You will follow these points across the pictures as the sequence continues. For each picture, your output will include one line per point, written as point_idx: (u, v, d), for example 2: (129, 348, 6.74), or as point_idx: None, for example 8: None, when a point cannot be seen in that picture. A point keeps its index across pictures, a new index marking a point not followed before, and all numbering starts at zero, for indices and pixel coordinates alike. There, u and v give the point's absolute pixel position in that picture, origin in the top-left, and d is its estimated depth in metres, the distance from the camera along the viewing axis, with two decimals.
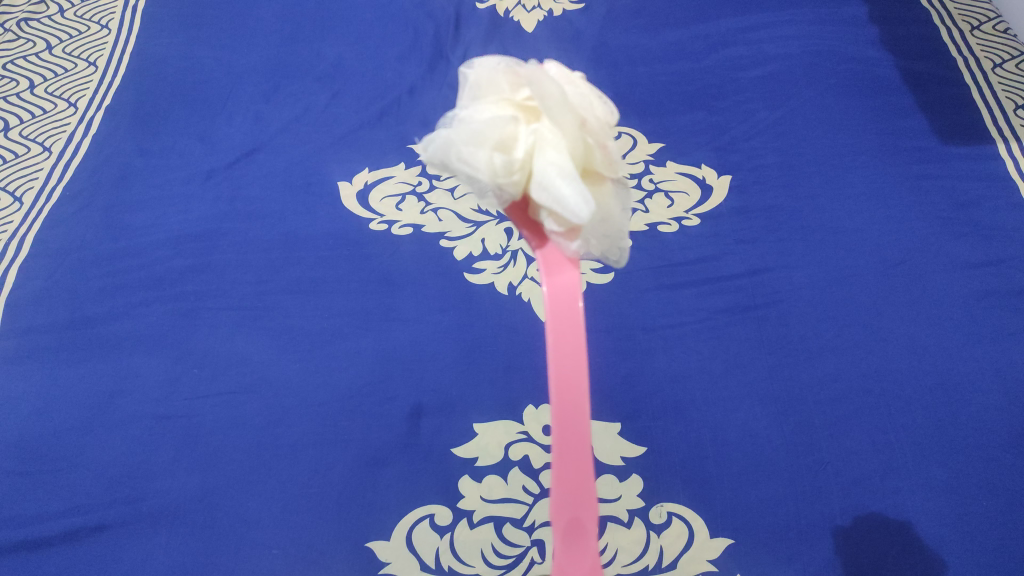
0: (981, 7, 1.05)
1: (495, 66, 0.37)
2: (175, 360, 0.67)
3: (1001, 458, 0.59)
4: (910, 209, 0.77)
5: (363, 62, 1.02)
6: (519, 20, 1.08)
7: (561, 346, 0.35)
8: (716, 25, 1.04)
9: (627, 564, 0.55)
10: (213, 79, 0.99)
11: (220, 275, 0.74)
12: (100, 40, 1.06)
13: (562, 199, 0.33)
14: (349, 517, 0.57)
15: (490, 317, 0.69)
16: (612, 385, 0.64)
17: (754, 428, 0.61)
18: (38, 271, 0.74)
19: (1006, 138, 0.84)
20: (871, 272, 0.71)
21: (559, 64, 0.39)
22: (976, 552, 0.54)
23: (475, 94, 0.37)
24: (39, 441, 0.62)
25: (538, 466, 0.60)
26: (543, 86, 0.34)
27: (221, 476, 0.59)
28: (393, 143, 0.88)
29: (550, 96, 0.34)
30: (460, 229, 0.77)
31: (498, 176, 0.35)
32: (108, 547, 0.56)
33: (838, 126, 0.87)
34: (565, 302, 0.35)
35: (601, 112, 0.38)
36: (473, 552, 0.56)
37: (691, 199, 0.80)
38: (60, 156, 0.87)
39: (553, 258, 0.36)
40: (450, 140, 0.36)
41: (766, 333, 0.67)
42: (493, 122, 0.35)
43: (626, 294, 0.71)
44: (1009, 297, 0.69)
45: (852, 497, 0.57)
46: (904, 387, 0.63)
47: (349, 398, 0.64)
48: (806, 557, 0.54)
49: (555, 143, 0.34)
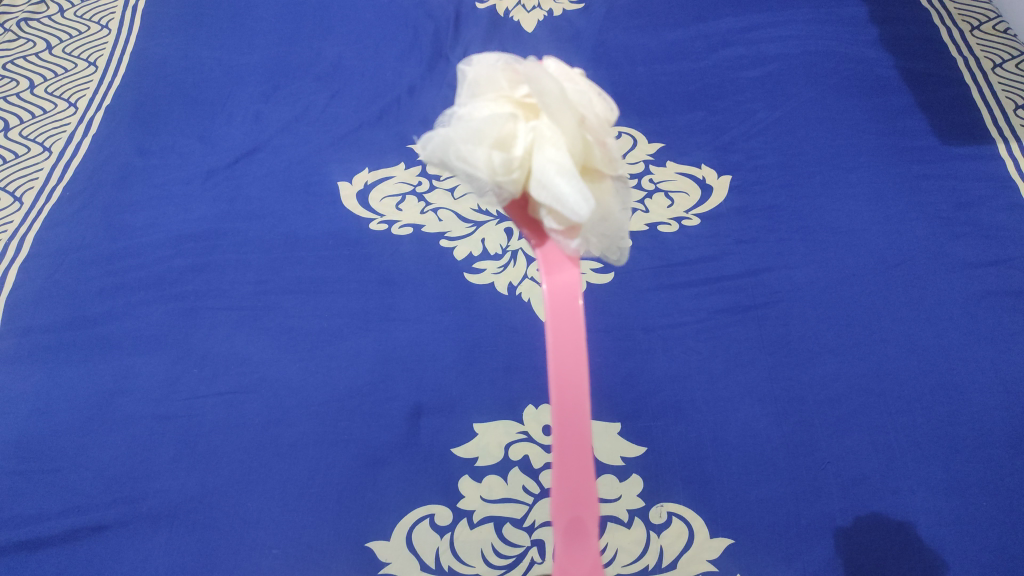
0: (981, 7, 1.05)
1: (494, 62, 0.37)
2: (175, 360, 0.67)
3: (1001, 458, 0.59)
4: (910, 209, 0.77)
5: (363, 62, 1.02)
6: (518, 20, 1.08)
7: (561, 345, 0.35)
8: (716, 25, 1.04)
9: (627, 564, 0.55)
10: (213, 79, 0.99)
11: (220, 275, 0.74)
12: (100, 40, 1.06)
13: (562, 197, 0.33)
14: (349, 517, 0.57)
15: (490, 317, 0.69)
16: (612, 385, 0.64)
17: (754, 428, 0.61)
18: (38, 271, 0.74)
19: (1006, 138, 0.84)
20: (872, 273, 0.71)
21: (558, 61, 0.39)
22: (976, 552, 0.54)
23: (473, 91, 0.37)
24: (39, 441, 0.62)
25: (538, 466, 0.60)
26: (542, 83, 0.34)
27: (221, 476, 0.59)
28: (393, 143, 0.89)
29: (550, 94, 0.34)
30: (460, 229, 0.77)
31: (497, 174, 0.35)
32: (108, 548, 0.56)
33: (838, 125, 0.87)
34: (565, 301, 0.35)
35: (601, 108, 0.38)
36: (473, 552, 0.56)
37: (691, 199, 0.80)
38: (60, 155, 0.87)
39: (552, 256, 0.36)
40: (449, 138, 0.35)
41: (765, 333, 0.67)
42: (492, 119, 0.35)
43: (626, 294, 0.71)
44: (1009, 297, 0.69)
45: (852, 497, 0.57)
46: (903, 386, 0.63)
47: (349, 398, 0.64)
48: (806, 557, 0.54)
49: (554, 140, 0.34)
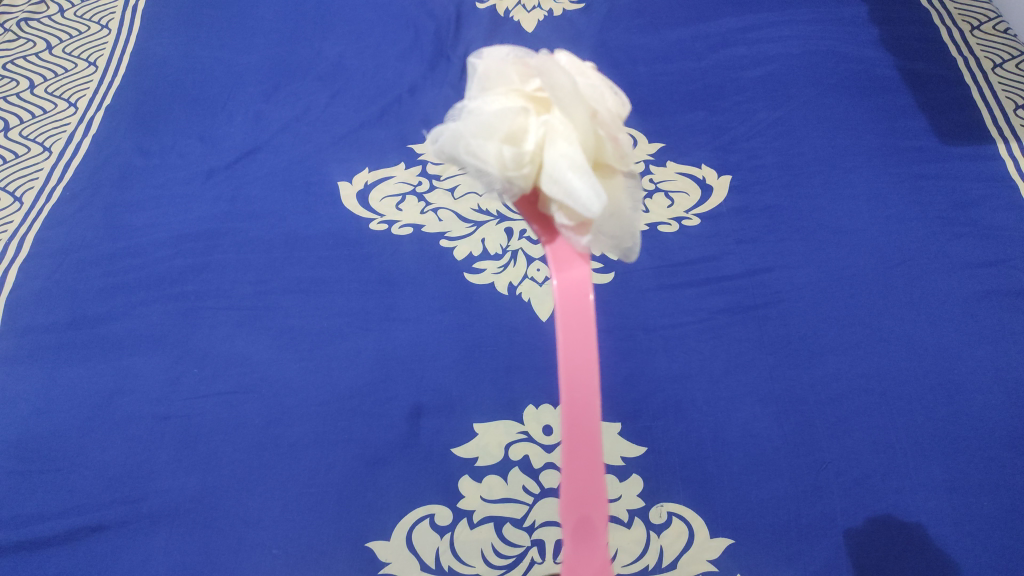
0: (981, 7, 1.05)
1: (505, 56, 0.37)
2: (175, 360, 0.67)
3: (1002, 459, 0.59)
4: (911, 209, 0.77)
5: (363, 62, 1.02)
6: (518, 20, 1.07)
7: (571, 340, 0.35)
8: (717, 25, 1.04)
9: (627, 564, 0.55)
10: (213, 79, 0.99)
11: (220, 275, 0.74)
12: (100, 40, 1.06)
13: (573, 192, 0.33)
14: (349, 516, 0.57)
15: (490, 317, 0.69)
16: (612, 386, 0.64)
17: (754, 428, 0.61)
18: (38, 271, 0.74)
19: (1005, 138, 0.84)
20: (872, 273, 0.71)
21: (569, 54, 0.39)
22: (977, 552, 0.54)
23: (483, 85, 0.37)
24: (40, 442, 0.62)
25: (538, 466, 0.60)
26: (554, 76, 0.34)
27: (221, 476, 0.59)
28: (393, 142, 0.89)
29: (561, 87, 0.34)
30: (460, 228, 0.77)
31: (507, 169, 0.35)
32: (108, 548, 0.56)
33: (839, 125, 0.87)
34: (576, 297, 0.35)
35: (612, 103, 0.38)
36: (473, 552, 0.56)
37: (691, 199, 0.80)
38: (60, 155, 0.87)
39: (562, 253, 0.36)
40: (459, 132, 0.35)
41: (765, 334, 0.67)
42: (502, 114, 0.35)
43: (627, 294, 0.71)
44: (1009, 297, 0.69)
45: (853, 497, 0.57)
46: (904, 386, 0.63)
47: (349, 398, 0.64)
48: (806, 557, 0.54)
49: (566, 135, 0.34)
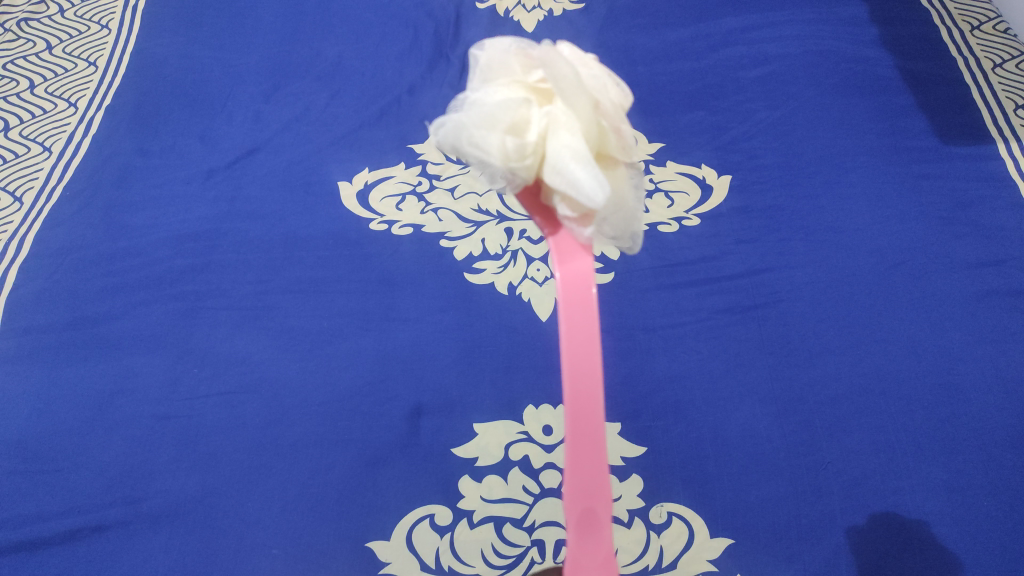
0: (980, 7, 1.05)
1: (507, 47, 0.37)
2: (175, 360, 0.67)
3: (1001, 459, 0.59)
4: (910, 209, 0.77)
5: (363, 61, 1.02)
6: (518, 20, 1.07)
7: (573, 333, 0.35)
8: (717, 25, 1.04)
9: (627, 564, 0.55)
10: (212, 79, 0.99)
11: (220, 275, 0.74)
12: (100, 40, 1.06)
13: (576, 183, 0.33)
14: (349, 517, 0.57)
15: (490, 317, 0.69)
16: (612, 386, 0.64)
17: (754, 428, 0.61)
18: (38, 271, 0.74)
19: (1005, 138, 0.84)
20: (871, 273, 0.71)
21: (572, 45, 0.39)
22: (977, 551, 0.54)
23: (485, 76, 0.37)
24: (40, 442, 0.62)
25: (538, 466, 0.60)
26: (557, 67, 0.34)
27: (221, 476, 0.59)
28: (393, 142, 0.89)
29: (564, 77, 0.34)
30: (460, 228, 0.77)
31: (509, 160, 0.34)
32: (107, 548, 0.56)
33: (839, 126, 0.87)
34: (578, 289, 0.35)
35: (615, 95, 0.38)
36: (473, 552, 0.56)
37: (691, 199, 0.80)
38: (61, 155, 0.88)
39: (565, 245, 0.36)
40: (461, 123, 0.35)
41: (765, 334, 0.67)
42: (505, 105, 0.35)
43: (627, 294, 0.71)
44: (1009, 297, 0.69)
45: (853, 497, 0.57)
46: (903, 386, 0.63)
47: (348, 398, 0.64)
48: (806, 557, 0.54)
49: (569, 126, 0.34)
